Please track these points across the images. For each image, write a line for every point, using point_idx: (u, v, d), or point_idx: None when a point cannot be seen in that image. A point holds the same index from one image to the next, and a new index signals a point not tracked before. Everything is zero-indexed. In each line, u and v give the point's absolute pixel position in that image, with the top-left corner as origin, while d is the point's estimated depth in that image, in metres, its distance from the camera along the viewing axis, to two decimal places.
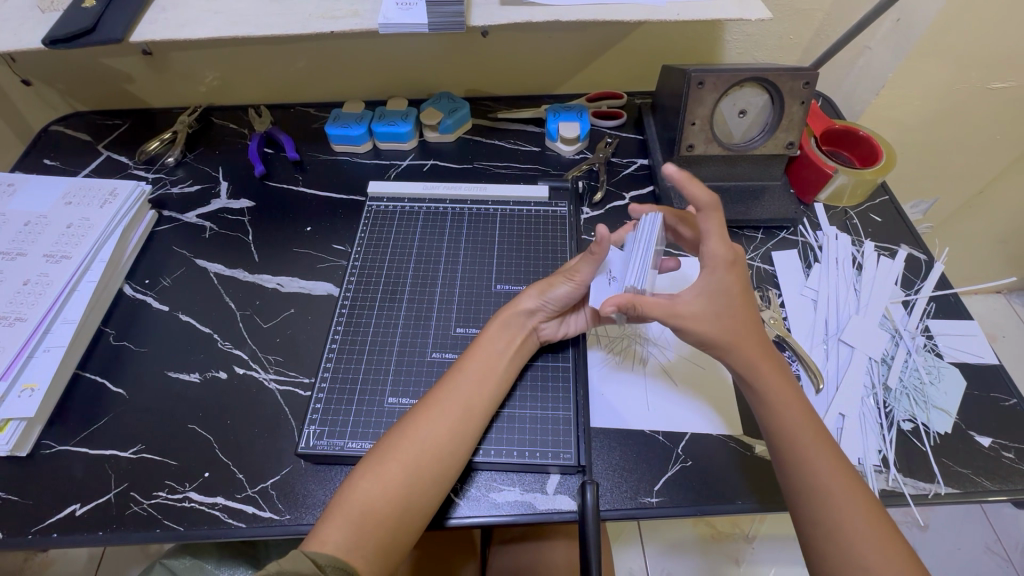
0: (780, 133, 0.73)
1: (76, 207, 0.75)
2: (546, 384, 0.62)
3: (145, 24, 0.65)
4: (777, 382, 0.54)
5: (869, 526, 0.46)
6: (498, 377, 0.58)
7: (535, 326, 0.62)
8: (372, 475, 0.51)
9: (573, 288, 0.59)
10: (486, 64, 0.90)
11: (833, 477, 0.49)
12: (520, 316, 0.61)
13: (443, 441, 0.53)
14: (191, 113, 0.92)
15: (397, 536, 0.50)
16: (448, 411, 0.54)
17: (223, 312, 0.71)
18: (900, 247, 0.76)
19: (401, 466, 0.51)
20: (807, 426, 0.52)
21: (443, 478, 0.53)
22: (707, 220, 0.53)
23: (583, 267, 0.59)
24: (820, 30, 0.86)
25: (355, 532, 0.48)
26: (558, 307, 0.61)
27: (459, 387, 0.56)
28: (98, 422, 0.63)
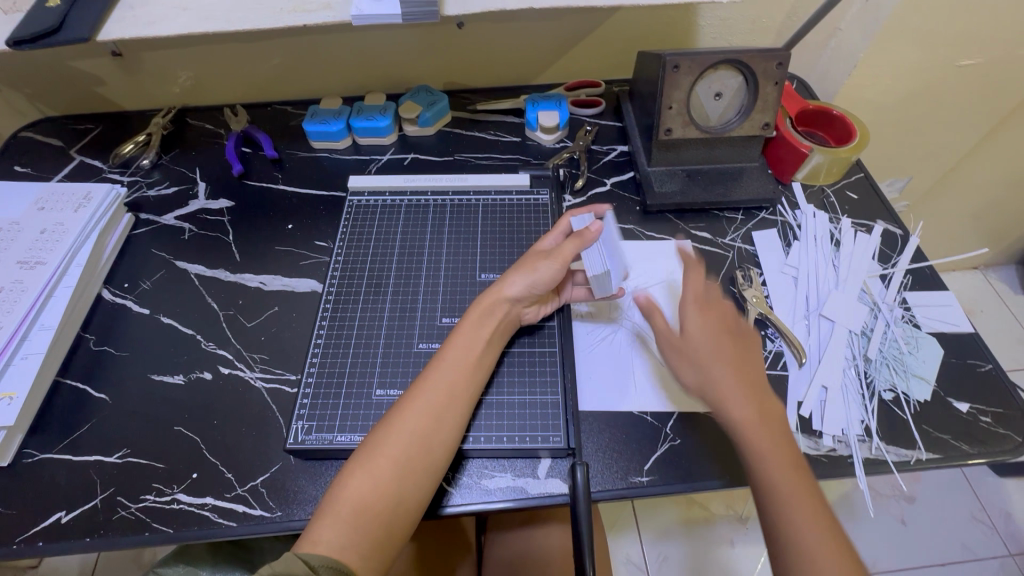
0: (756, 114, 0.73)
1: (49, 212, 0.73)
2: (533, 369, 0.62)
3: (113, 22, 0.64)
4: (733, 390, 0.54)
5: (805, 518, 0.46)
6: (483, 365, 0.58)
7: (517, 311, 0.63)
8: (361, 473, 0.51)
9: (559, 267, 0.61)
10: (463, 56, 0.90)
11: (780, 472, 0.49)
12: (503, 303, 0.61)
13: (431, 432, 0.53)
14: (166, 115, 0.91)
15: (391, 533, 0.50)
16: (432, 404, 0.54)
17: (205, 313, 0.70)
18: (875, 222, 0.77)
19: (390, 459, 0.51)
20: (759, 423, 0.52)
21: (434, 467, 0.53)
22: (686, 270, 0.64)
23: (568, 246, 0.61)
24: (792, 13, 0.87)
25: (348, 531, 0.48)
26: (543, 291, 0.61)
27: (443, 379, 0.56)
28: (82, 428, 0.62)
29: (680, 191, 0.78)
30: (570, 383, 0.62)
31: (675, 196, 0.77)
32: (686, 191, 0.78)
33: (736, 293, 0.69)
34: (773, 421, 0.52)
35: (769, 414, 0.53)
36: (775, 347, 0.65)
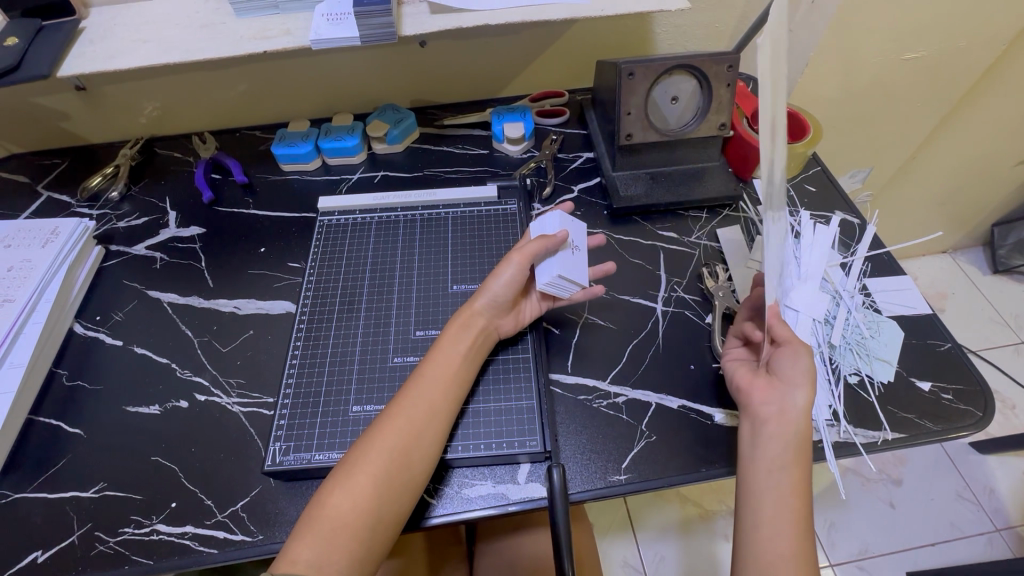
0: (711, 115, 0.76)
1: (16, 249, 0.73)
2: (507, 375, 0.63)
3: (73, 57, 0.65)
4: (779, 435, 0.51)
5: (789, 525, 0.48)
6: (460, 377, 0.59)
7: (490, 323, 0.63)
8: (342, 491, 0.51)
9: (518, 268, 0.62)
10: (428, 74, 0.92)
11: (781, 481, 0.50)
12: (475, 316, 0.62)
13: (411, 446, 0.53)
14: (133, 146, 0.92)
15: (372, 548, 0.50)
16: (410, 419, 0.55)
17: (180, 341, 0.70)
18: (833, 213, 0.80)
19: (370, 475, 0.51)
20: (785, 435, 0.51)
21: (415, 479, 0.53)
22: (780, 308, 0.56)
23: (530, 247, 0.62)
24: (742, 17, 0.90)
25: (327, 549, 0.48)
26: (509, 296, 0.62)
27: (420, 394, 0.56)
28: (56, 465, 0.61)
29: (644, 193, 0.80)
30: (545, 386, 0.63)
31: (641, 198, 0.79)
32: (650, 193, 0.80)
33: (704, 290, 0.71)
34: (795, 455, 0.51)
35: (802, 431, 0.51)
36: None
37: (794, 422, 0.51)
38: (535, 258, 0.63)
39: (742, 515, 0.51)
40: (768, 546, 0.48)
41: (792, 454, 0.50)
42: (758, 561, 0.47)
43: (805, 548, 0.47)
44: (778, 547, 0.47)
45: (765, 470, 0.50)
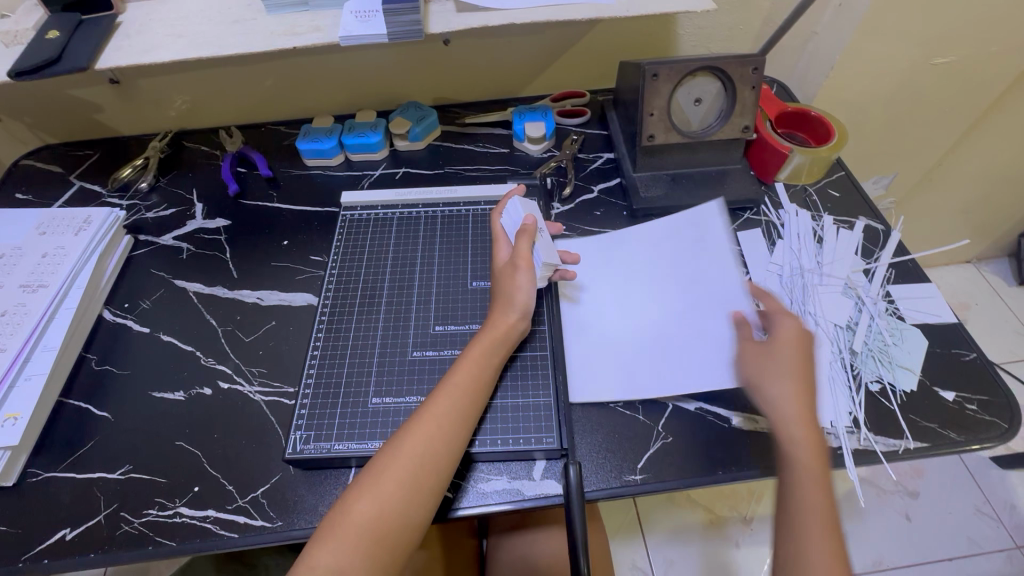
0: (735, 118, 0.76)
1: (50, 237, 0.75)
2: (529, 375, 0.63)
3: (110, 51, 0.67)
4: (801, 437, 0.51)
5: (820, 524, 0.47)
6: (485, 381, 0.59)
7: (519, 331, 0.63)
8: (368, 496, 0.51)
9: (524, 270, 0.63)
10: (450, 72, 0.93)
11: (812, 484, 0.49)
12: (500, 324, 0.62)
13: (438, 450, 0.54)
14: (163, 139, 0.94)
15: (397, 552, 0.50)
16: (438, 426, 0.55)
17: (204, 329, 0.72)
18: (857, 218, 0.79)
19: (397, 482, 0.51)
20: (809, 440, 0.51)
21: (440, 481, 0.53)
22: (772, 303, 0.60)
23: (523, 245, 0.64)
24: (767, 20, 0.90)
25: (352, 553, 0.48)
26: (528, 301, 0.63)
27: (447, 399, 0.56)
28: (85, 446, 0.63)
29: (665, 195, 0.79)
30: (563, 386, 0.63)
31: (661, 200, 0.79)
32: (670, 195, 0.79)
33: None
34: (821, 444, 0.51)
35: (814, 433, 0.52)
36: None
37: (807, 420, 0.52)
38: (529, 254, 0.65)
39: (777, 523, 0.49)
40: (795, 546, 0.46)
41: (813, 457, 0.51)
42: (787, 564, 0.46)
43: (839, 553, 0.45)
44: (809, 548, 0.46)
45: (805, 461, 0.50)
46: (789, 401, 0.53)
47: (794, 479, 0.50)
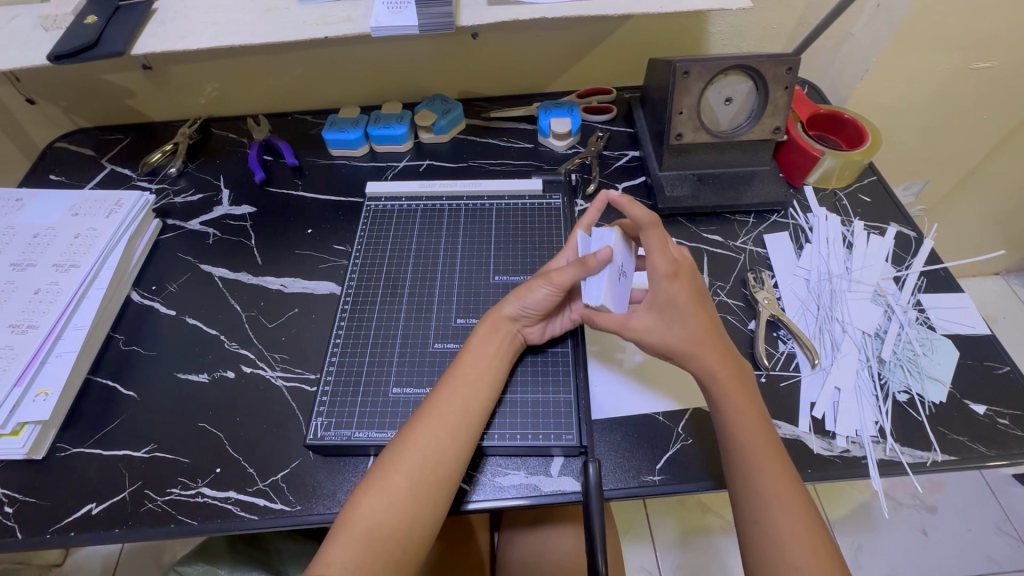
0: (767, 118, 0.74)
1: (83, 218, 0.76)
2: (543, 370, 0.63)
3: (146, 36, 0.68)
4: (745, 427, 0.53)
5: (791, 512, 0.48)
6: (491, 377, 0.59)
7: (518, 331, 0.63)
8: (376, 491, 0.51)
9: (552, 292, 0.59)
10: (477, 66, 0.93)
11: (774, 472, 0.50)
12: (504, 321, 0.61)
13: (445, 447, 0.54)
14: (192, 125, 0.95)
15: (407, 549, 0.50)
16: (444, 422, 0.55)
17: (229, 314, 0.73)
18: (889, 225, 0.77)
19: (405, 476, 0.52)
20: (755, 432, 0.53)
21: (450, 476, 0.53)
22: (648, 237, 0.59)
23: (565, 273, 0.58)
24: (802, 19, 0.88)
25: (364, 549, 0.48)
26: (539, 312, 0.61)
27: (452, 395, 0.57)
28: (111, 424, 0.64)
29: (690, 195, 0.78)
30: (584, 383, 0.62)
31: (687, 200, 0.78)
32: (696, 195, 0.78)
33: (748, 294, 0.70)
34: (760, 422, 0.54)
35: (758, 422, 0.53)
36: (787, 349, 0.66)
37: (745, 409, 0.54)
38: (570, 284, 0.59)
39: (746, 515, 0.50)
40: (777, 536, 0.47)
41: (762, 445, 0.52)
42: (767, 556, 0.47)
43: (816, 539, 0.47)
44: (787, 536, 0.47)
45: (755, 450, 0.52)
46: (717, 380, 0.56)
47: (747, 456, 0.51)
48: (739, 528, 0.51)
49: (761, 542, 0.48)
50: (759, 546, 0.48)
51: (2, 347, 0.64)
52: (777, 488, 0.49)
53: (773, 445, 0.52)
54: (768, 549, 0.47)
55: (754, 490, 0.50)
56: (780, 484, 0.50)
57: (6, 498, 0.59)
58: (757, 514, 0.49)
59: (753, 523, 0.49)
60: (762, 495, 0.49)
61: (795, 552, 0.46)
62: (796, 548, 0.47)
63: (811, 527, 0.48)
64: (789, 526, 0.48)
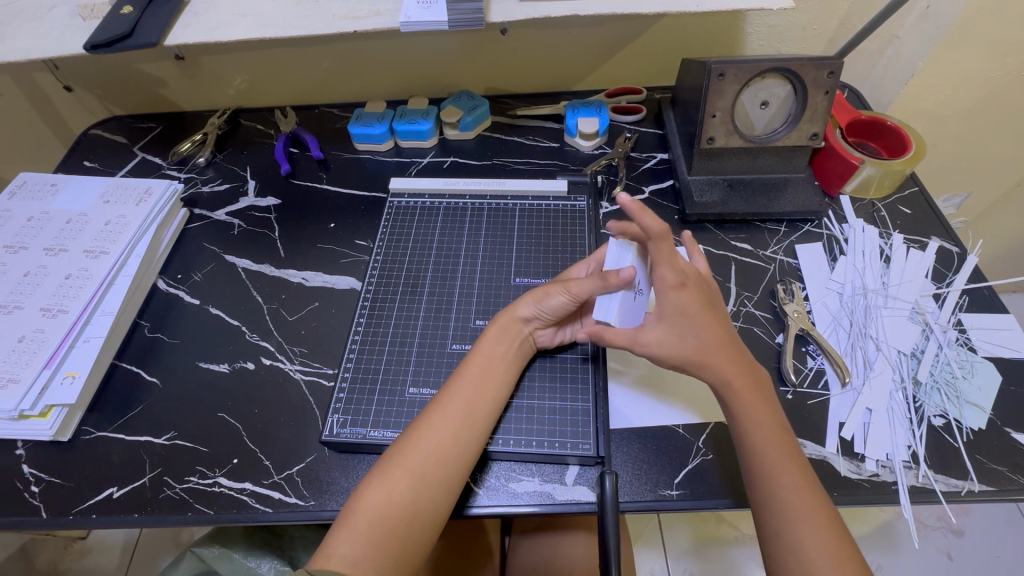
0: (804, 124, 0.71)
1: (113, 205, 0.78)
2: (554, 373, 0.63)
3: (179, 28, 0.68)
4: (765, 434, 0.51)
5: (813, 522, 0.47)
6: (501, 380, 0.58)
7: (531, 333, 0.62)
8: (379, 487, 0.51)
9: (569, 300, 0.59)
10: (505, 62, 0.91)
11: (795, 482, 0.49)
12: (518, 323, 0.60)
13: (449, 447, 0.53)
14: (221, 115, 0.96)
15: (407, 545, 0.49)
16: (448, 421, 0.54)
17: (251, 305, 0.73)
18: (930, 239, 0.73)
19: (407, 473, 0.51)
20: (776, 440, 0.51)
21: (454, 477, 0.52)
22: (658, 249, 0.50)
23: (584, 284, 0.58)
24: (844, 21, 0.84)
25: (364, 544, 0.48)
26: (553, 318, 0.61)
27: (457, 394, 0.56)
28: (135, 409, 0.65)
29: (720, 201, 0.76)
30: (601, 391, 0.61)
31: (716, 206, 0.76)
32: (726, 202, 0.76)
33: (776, 306, 0.68)
34: (778, 430, 0.52)
35: (779, 431, 0.52)
36: (816, 365, 0.63)
37: (763, 416, 0.52)
38: (589, 295, 0.58)
39: (765, 522, 0.49)
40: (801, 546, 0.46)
41: (783, 453, 0.50)
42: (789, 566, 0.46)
43: (842, 548, 0.46)
44: (809, 547, 0.46)
45: (774, 458, 0.50)
46: (732, 386, 0.53)
47: (767, 463, 0.50)
48: (761, 538, 0.50)
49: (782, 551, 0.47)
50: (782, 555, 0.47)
51: (34, 330, 0.65)
52: (799, 497, 0.48)
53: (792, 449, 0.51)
54: (790, 560, 0.46)
55: (776, 498, 0.48)
56: (801, 491, 0.48)
57: (33, 477, 0.61)
58: (781, 526, 0.47)
59: (776, 535, 0.48)
60: (782, 505, 0.48)
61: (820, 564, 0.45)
62: (819, 559, 0.45)
63: (835, 536, 0.46)
64: (810, 536, 0.46)
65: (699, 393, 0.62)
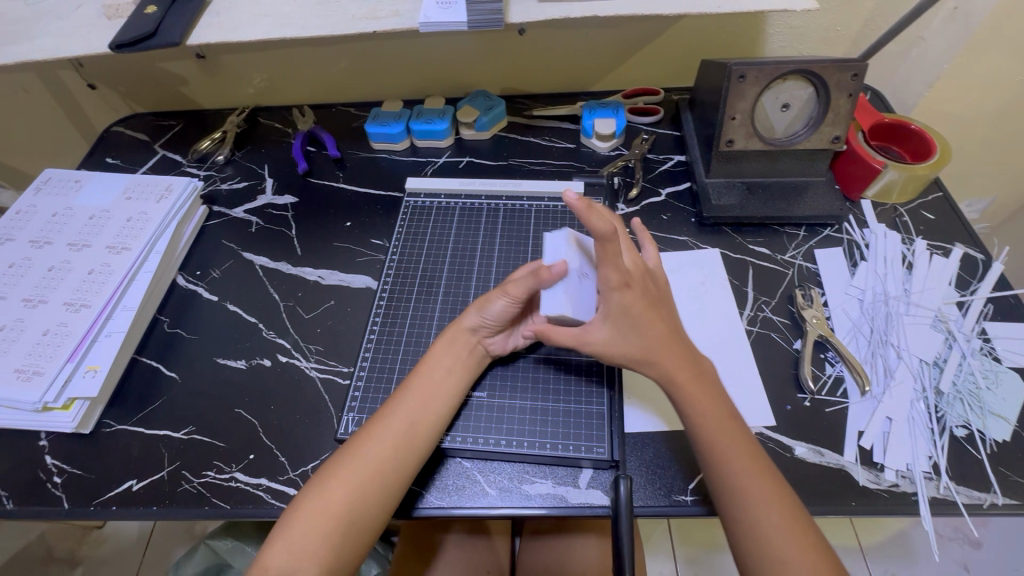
0: (826, 127, 0.70)
1: (135, 202, 0.79)
2: (499, 375, 0.63)
3: (202, 27, 0.69)
4: (709, 423, 0.53)
5: (773, 509, 0.48)
6: (447, 391, 0.58)
7: (480, 341, 0.61)
8: (315, 500, 0.51)
9: (509, 304, 0.59)
10: (522, 62, 0.91)
11: (744, 469, 0.50)
12: (464, 332, 0.60)
13: (388, 459, 0.53)
14: (240, 114, 0.97)
15: (342, 553, 0.50)
16: (388, 433, 0.54)
17: (268, 303, 0.74)
18: (954, 245, 0.72)
19: (343, 486, 0.51)
20: (722, 428, 0.52)
21: (392, 490, 0.52)
22: (602, 251, 0.49)
23: (519, 283, 0.58)
24: (868, 22, 0.83)
25: (303, 554, 0.48)
26: (499, 323, 0.60)
27: (399, 407, 0.56)
28: (154, 404, 0.66)
29: (738, 204, 0.75)
30: (547, 387, 0.62)
31: (734, 209, 0.75)
32: (744, 205, 0.75)
33: (794, 312, 0.67)
34: (725, 418, 0.53)
35: (728, 420, 0.53)
36: (835, 372, 0.62)
37: (705, 408, 0.53)
38: (527, 294, 0.58)
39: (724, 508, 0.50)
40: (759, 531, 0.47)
41: (727, 440, 0.52)
42: (751, 550, 0.48)
43: (801, 531, 0.47)
44: (766, 531, 0.47)
45: (721, 446, 0.51)
46: (676, 380, 0.54)
47: (717, 451, 0.51)
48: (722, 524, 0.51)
49: (748, 545, 0.48)
50: (748, 546, 0.48)
51: (57, 324, 0.67)
52: (751, 483, 0.49)
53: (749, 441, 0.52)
54: (753, 544, 0.47)
55: (730, 484, 0.50)
56: (756, 483, 0.49)
57: (56, 468, 0.62)
58: (739, 509, 0.49)
59: (735, 518, 0.49)
60: (736, 491, 0.49)
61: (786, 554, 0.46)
62: (777, 539, 0.47)
63: (797, 526, 0.47)
64: (767, 519, 0.48)
65: None
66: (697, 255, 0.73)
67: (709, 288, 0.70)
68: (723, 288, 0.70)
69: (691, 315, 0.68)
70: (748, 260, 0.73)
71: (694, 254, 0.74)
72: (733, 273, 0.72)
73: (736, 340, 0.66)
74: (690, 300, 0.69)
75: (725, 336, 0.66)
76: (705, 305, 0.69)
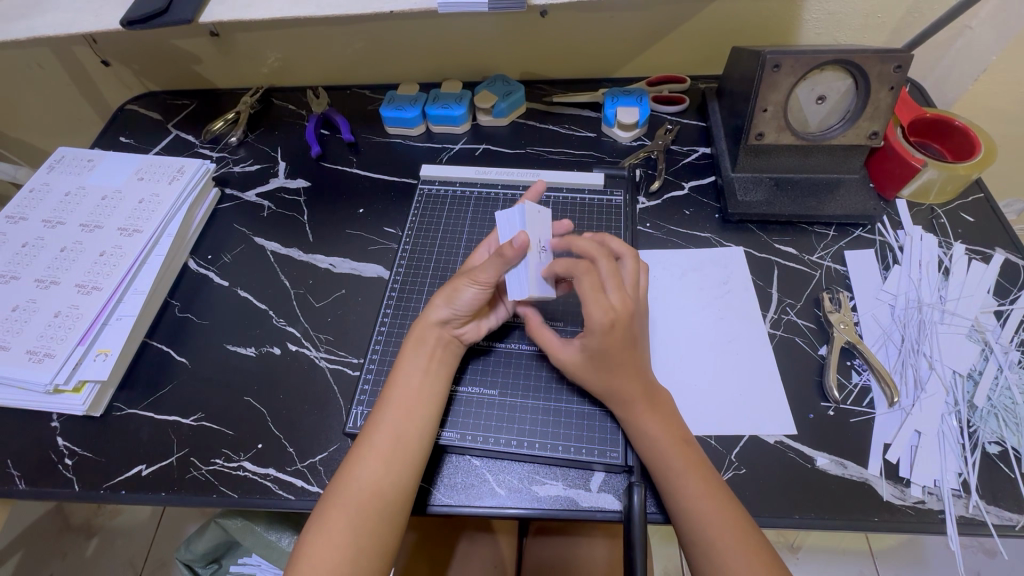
0: (863, 122, 0.66)
1: (147, 183, 0.78)
2: (507, 373, 0.62)
3: (214, 5, 0.66)
4: (664, 448, 0.52)
5: (732, 536, 0.47)
6: (431, 399, 0.56)
7: (452, 335, 0.59)
8: (318, 527, 0.49)
9: (478, 292, 0.56)
10: (542, 46, 0.88)
11: (702, 495, 0.49)
12: (435, 331, 0.58)
13: (383, 476, 0.51)
14: (254, 94, 0.95)
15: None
16: (379, 452, 0.52)
17: (278, 289, 0.73)
18: (995, 251, 0.68)
19: (344, 511, 0.49)
20: (677, 453, 0.52)
21: (397, 509, 0.50)
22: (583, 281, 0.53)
23: (487, 269, 0.56)
24: (914, 9, 0.77)
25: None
26: (468, 313, 0.58)
27: (383, 425, 0.53)
28: (164, 388, 0.66)
29: (765, 201, 0.72)
30: (555, 386, 0.60)
31: (760, 206, 0.72)
32: (772, 202, 0.72)
33: (820, 316, 0.64)
34: (677, 440, 0.53)
35: (684, 443, 0.52)
36: (861, 381, 0.60)
37: (661, 433, 0.53)
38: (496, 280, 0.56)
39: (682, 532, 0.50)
40: (720, 557, 0.47)
41: (683, 463, 0.51)
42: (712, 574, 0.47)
43: (762, 553, 0.47)
44: (728, 557, 0.47)
45: (678, 470, 0.51)
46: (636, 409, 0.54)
47: (671, 475, 0.51)
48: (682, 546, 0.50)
49: (699, 555, 0.48)
50: (697, 552, 0.48)
51: (68, 306, 0.66)
52: (709, 507, 0.49)
53: (689, 452, 0.52)
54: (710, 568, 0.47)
55: (684, 507, 0.49)
56: (704, 497, 0.49)
57: (67, 449, 0.62)
58: (696, 533, 0.49)
59: (692, 543, 0.49)
60: (693, 517, 0.49)
61: (737, 564, 0.46)
62: (733, 560, 0.46)
63: (741, 536, 0.47)
64: (726, 545, 0.47)
65: (723, 399, 0.59)
66: (718, 254, 0.70)
67: (729, 287, 0.68)
68: (745, 289, 0.67)
69: (711, 316, 0.66)
70: (773, 259, 0.70)
71: (716, 252, 0.71)
72: (756, 273, 0.69)
73: (758, 342, 0.63)
74: (711, 299, 0.67)
75: (746, 339, 0.63)
76: (724, 306, 0.66)
